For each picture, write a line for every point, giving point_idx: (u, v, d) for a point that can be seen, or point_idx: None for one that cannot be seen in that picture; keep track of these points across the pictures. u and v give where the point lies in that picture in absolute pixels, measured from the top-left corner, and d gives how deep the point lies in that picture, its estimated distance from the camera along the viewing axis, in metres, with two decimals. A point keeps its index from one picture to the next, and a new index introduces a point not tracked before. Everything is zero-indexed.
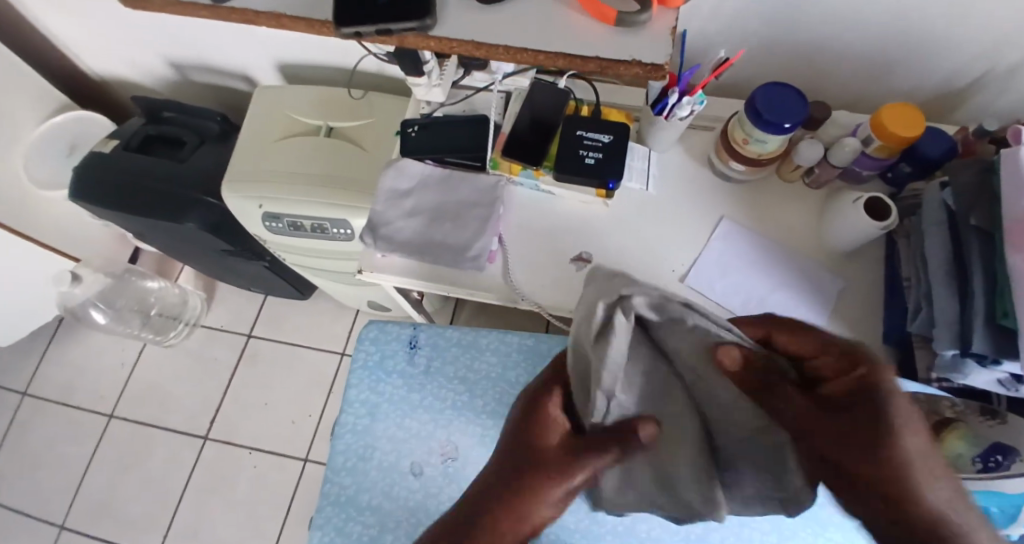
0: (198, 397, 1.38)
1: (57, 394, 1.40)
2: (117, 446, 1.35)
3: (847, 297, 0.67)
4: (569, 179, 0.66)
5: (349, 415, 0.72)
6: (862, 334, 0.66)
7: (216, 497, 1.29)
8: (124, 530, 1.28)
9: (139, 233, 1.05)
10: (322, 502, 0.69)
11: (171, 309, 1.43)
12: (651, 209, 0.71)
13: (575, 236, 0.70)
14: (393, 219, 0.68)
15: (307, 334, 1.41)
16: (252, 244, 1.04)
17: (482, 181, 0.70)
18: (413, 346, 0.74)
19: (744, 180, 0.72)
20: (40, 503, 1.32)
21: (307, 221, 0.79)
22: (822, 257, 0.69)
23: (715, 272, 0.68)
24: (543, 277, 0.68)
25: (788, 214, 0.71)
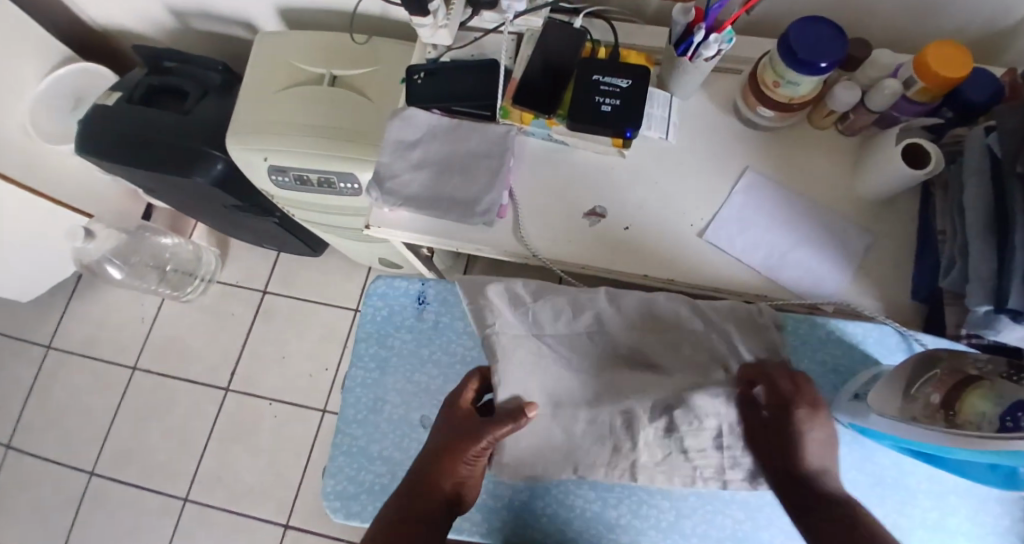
0: (218, 351, 1.40)
1: (81, 348, 1.44)
2: (142, 396, 1.39)
3: (876, 249, 0.64)
4: (583, 129, 0.63)
5: (359, 368, 0.72)
6: (890, 290, 0.63)
7: (239, 446, 1.33)
8: (153, 475, 1.33)
9: (148, 187, 1.04)
10: (334, 452, 0.69)
11: (186, 265, 1.44)
12: (671, 159, 0.68)
13: (591, 188, 0.67)
14: (400, 171, 0.66)
15: (321, 290, 1.41)
16: (260, 199, 1.03)
17: (492, 131, 0.66)
18: (423, 302, 0.72)
19: (772, 127, 0.68)
20: (72, 449, 1.37)
21: (313, 175, 0.77)
22: (852, 209, 0.65)
23: (736, 227, 0.65)
24: (556, 232, 0.65)
25: (815, 163, 0.68)
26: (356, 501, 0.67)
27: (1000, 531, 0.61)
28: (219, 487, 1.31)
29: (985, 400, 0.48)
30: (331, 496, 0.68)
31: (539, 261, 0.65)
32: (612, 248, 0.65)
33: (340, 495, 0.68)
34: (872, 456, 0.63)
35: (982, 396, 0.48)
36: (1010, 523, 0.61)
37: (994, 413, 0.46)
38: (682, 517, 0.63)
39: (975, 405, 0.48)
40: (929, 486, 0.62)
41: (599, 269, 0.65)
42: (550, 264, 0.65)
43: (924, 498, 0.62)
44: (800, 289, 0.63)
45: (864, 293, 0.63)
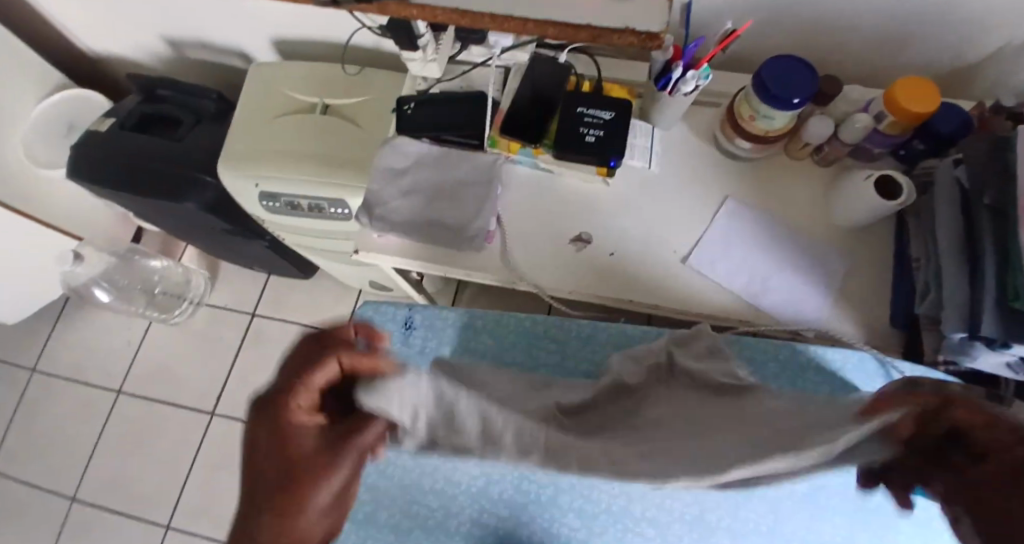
0: (204, 374, 1.39)
1: (64, 371, 1.43)
2: (126, 421, 1.37)
3: (854, 276, 0.66)
4: (569, 158, 0.64)
5: None
6: (868, 316, 0.65)
7: (224, 473, 1.31)
8: (135, 503, 1.31)
9: (139, 211, 1.04)
10: None
11: (175, 289, 1.43)
12: (655, 187, 0.70)
13: (578, 214, 0.68)
14: (388, 199, 0.67)
15: (310, 313, 1.41)
16: (252, 224, 1.03)
17: (481, 159, 0.69)
18: (410, 326, 0.72)
19: (751, 157, 0.70)
20: (51, 477, 1.35)
21: (304, 201, 0.78)
22: (829, 237, 0.68)
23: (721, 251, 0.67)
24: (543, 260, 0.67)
25: (797, 191, 0.70)
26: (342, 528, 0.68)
27: None
28: (203, 514, 1.28)
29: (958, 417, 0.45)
30: None
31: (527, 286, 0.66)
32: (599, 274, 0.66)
33: None
34: (856, 481, 0.63)
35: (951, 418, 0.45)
36: None
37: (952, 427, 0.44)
38: None
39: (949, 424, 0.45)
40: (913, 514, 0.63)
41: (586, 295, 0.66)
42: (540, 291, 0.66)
43: (906, 522, 0.63)
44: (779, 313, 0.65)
45: (843, 318, 0.65)
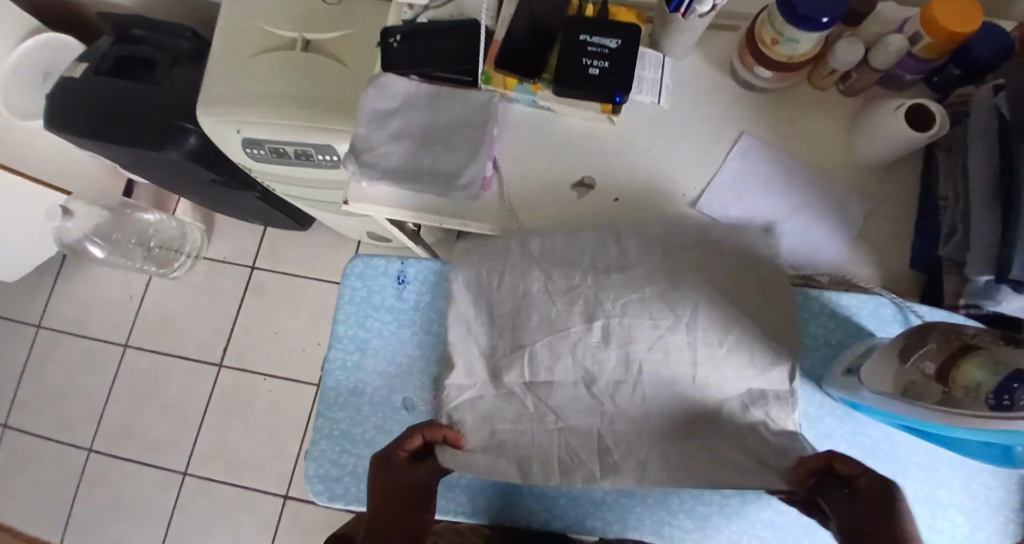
0: (209, 327, 1.39)
1: (69, 326, 1.43)
2: (135, 374, 1.38)
3: (874, 216, 0.62)
4: (570, 93, 0.59)
5: (338, 351, 0.68)
6: (888, 259, 0.62)
7: (235, 421, 1.33)
8: (150, 451, 1.34)
9: (124, 163, 1.00)
10: (315, 435, 0.66)
11: (172, 242, 1.41)
12: (664, 123, 0.64)
13: (580, 155, 0.64)
14: (377, 143, 0.62)
15: (310, 265, 1.39)
16: (241, 173, 0.99)
17: (473, 98, 0.63)
18: (403, 281, 0.69)
19: (769, 88, 0.64)
20: (68, 428, 1.37)
21: (289, 147, 0.73)
22: (851, 176, 0.63)
23: (730, 196, 0.63)
24: (545, 205, 0.63)
25: (818, 126, 0.65)
26: (340, 483, 0.65)
27: (991, 501, 0.61)
28: (218, 460, 1.31)
29: (983, 369, 0.43)
30: (314, 480, 0.65)
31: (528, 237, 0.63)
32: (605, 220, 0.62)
33: (323, 478, 0.65)
34: (863, 429, 0.62)
35: (978, 366, 0.44)
36: (1001, 493, 0.61)
37: (992, 384, 0.42)
38: (671, 493, 0.62)
39: (972, 375, 0.44)
40: (922, 460, 0.61)
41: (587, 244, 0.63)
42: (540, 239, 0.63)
43: (916, 470, 0.61)
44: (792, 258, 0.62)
45: (860, 262, 0.62)
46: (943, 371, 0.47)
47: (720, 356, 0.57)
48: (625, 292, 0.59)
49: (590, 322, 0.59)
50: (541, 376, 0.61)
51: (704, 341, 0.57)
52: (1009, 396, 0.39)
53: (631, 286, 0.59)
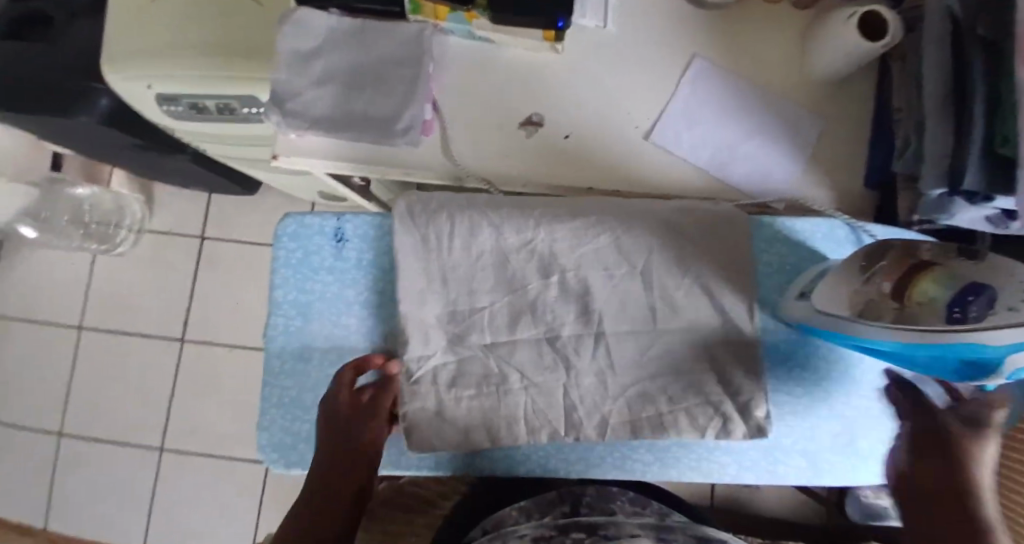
0: (164, 302, 1.33)
1: (14, 312, 1.35)
2: (92, 356, 1.33)
3: (830, 135, 0.60)
4: (508, 20, 0.54)
5: (279, 317, 0.64)
6: (844, 179, 0.60)
7: (205, 395, 1.30)
8: (121, 432, 1.31)
9: (37, 133, 0.91)
10: (265, 405, 0.64)
11: (109, 216, 1.34)
12: (611, 49, 0.60)
13: (524, 89, 0.60)
14: (300, 90, 0.56)
15: (264, 231, 1.32)
16: (168, 137, 0.91)
17: (403, 32, 0.58)
18: (341, 239, 0.65)
19: (722, 3, 0.60)
20: (30, 416, 1.33)
21: (209, 102, 0.67)
22: (807, 94, 0.61)
23: (683, 123, 0.59)
24: (491, 146, 0.59)
25: (773, 42, 0.61)
26: (295, 451, 0.63)
27: None
28: (192, 435, 1.29)
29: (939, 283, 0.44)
30: (268, 449, 0.63)
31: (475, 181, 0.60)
32: (553, 159, 0.59)
33: (278, 446, 0.63)
34: (819, 352, 0.61)
35: (933, 279, 0.44)
36: None
37: (945, 298, 0.42)
38: None
39: (926, 289, 0.44)
40: (874, 377, 0.61)
41: (535, 187, 0.60)
42: (487, 183, 0.60)
43: (870, 387, 0.61)
44: (747, 185, 0.60)
45: (817, 184, 0.60)
46: (895, 288, 0.46)
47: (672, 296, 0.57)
48: (579, 246, 0.58)
49: (546, 277, 0.58)
50: (502, 335, 0.58)
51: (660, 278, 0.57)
52: (963, 308, 0.40)
53: (586, 240, 0.58)
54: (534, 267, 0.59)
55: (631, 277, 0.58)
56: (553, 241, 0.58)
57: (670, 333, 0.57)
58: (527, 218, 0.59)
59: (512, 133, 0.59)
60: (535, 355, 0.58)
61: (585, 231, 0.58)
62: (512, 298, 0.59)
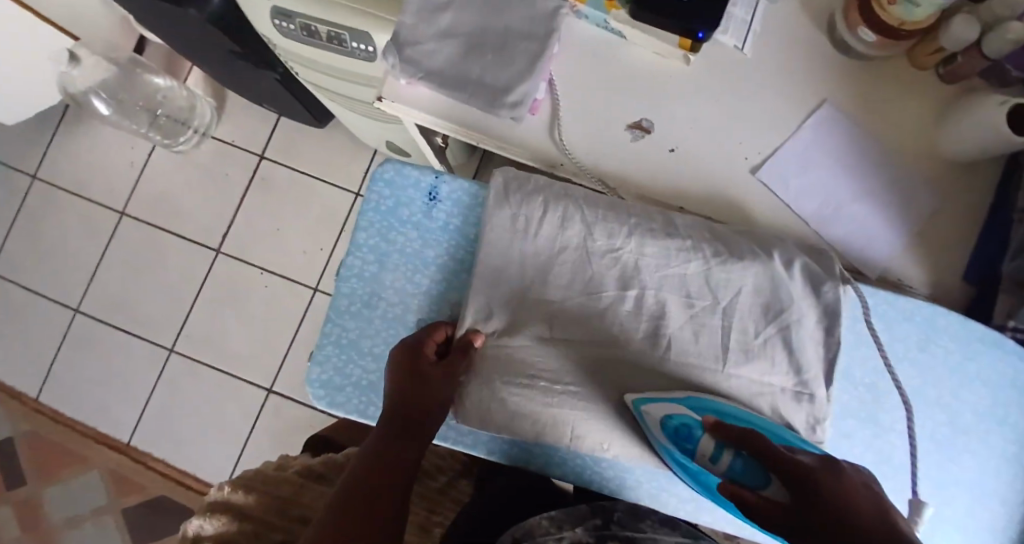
0: (210, 210, 1.34)
1: (66, 183, 1.38)
2: (129, 243, 1.35)
3: (940, 219, 0.58)
4: (647, 20, 0.52)
5: (357, 258, 0.64)
6: (943, 266, 0.58)
7: (227, 309, 1.31)
8: (139, 323, 1.33)
9: (140, 16, 0.92)
10: (322, 339, 0.64)
11: (178, 113, 1.34)
12: (741, 74, 0.58)
13: (640, 92, 0.58)
14: (424, 39, 0.55)
15: (323, 166, 1.32)
16: (263, 51, 0.91)
17: (536, 5, 0.56)
18: (434, 198, 0.64)
19: (866, 56, 0.57)
20: (58, 286, 1.35)
21: (322, 28, 0.65)
22: (929, 171, 0.58)
23: (795, 166, 0.57)
24: (597, 140, 0.58)
25: (907, 109, 0.59)
26: (342, 393, 0.63)
27: (988, 525, 0.59)
28: (206, 344, 1.31)
29: None
30: (315, 384, 0.63)
31: (582, 170, 0.59)
32: (659, 169, 0.58)
33: (326, 384, 0.63)
34: (880, 433, 0.59)
35: None
36: (1000, 520, 0.59)
37: None
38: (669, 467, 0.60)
39: None
40: (934, 474, 0.59)
41: (633, 189, 0.59)
42: (589, 173, 0.59)
43: (921, 482, 0.59)
44: (850, 247, 0.58)
45: (915, 263, 0.58)
46: None
47: (751, 344, 0.55)
48: (664, 267, 0.57)
49: (625, 290, 0.57)
50: (558, 331, 0.57)
51: (741, 321, 0.56)
52: None
53: (674, 262, 0.57)
54: (613, 276, 0.57)
55: (710, 312, 0.56)
56: (641, 255, 0.57)
57: (737, 380, 0.55)
58: (620, 224, 0.57)
59: (625, 134, 0.58)
60: (584, 361, 0.56)
61: (677, 254, 0.57)
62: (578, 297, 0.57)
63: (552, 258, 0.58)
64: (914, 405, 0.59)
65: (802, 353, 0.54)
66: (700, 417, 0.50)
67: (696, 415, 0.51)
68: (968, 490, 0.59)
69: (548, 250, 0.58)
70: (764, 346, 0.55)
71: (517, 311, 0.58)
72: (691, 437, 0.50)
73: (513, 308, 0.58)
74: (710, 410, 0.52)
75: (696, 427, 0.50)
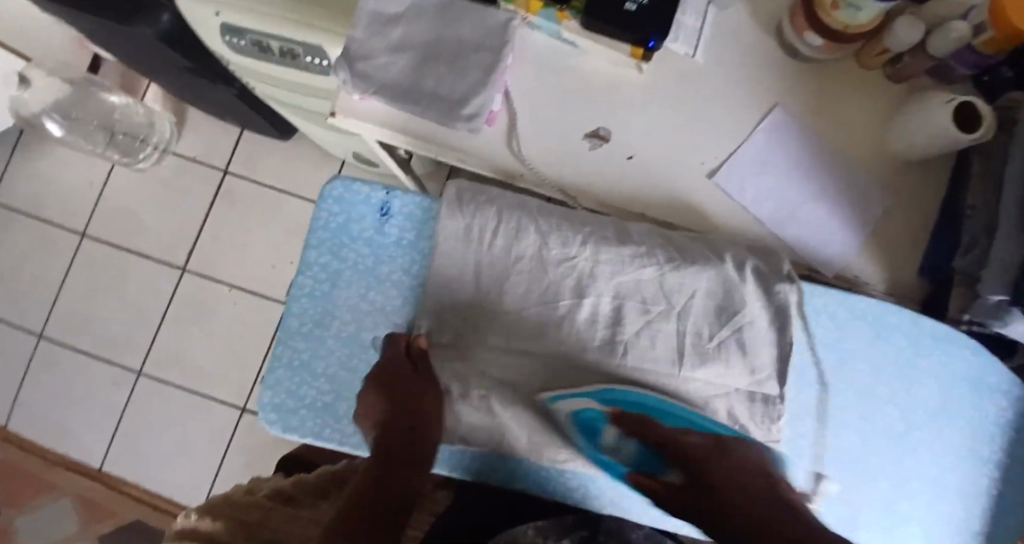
0: (174, 228, 1.31)
1: (22, 206, 1.33)
2: (91, 265, 1.31)
3: (893, 217, 0.59)
4: (598, 30, 0.52)
5: (307, 278, 0.63)
6: (898, 264, 0.59)
7: (196, 329, 1.28)
8: (104, 347, 1.29)
9: (87, 33, 0.89)
10: (274, 361, 0.62)
11: (138, 131, 1.31)
12: (695, 79, 0.58)
13: (595, 101, 0.58)
14: (376, 53, 0.54)
15: (290, 179, 1.30)
16: (218, 65, 0.89)
17: (488, 17, 0.55)
18: (386, 213, 0.63)
19: (816, 58, 0.58)
20: (17, 312, 1.31)
21: (273, 44, 0.64)
22: (880, 170, 0.59)
23: (750, 170, 0.58)
24: (554, 151, 0.58)
25: (857, 109, 0.60)
26: (295, 416, 0.62)
27: (948, 516, 0.61)
28: (176, 365, 1.28)
29: None
30: (267, 408, 0.62)
31: (541, 181, 0.58)
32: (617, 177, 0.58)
33: (277, 407, 0.62)
34: (840, 432, 0.60)
35: None
36: (959, 509, 0.61)
37: None
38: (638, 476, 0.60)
39: None
40: (894, 469, 0.60)
41: (593, 198, 0.59)
42: (547, 184, 0.58)
43: (882, 478, 0.60)
44: (805, 247, 0.59)
45: (870, 260, 0.59)
46: None
47: (705, 348, 0.56)
48: (619, 274, 0.57)
49: (580, 297, 0.57)
50: None
51: (694, 327, 0.57)
52: None
53: (629, 268, 0.56)
54: (568, 285, 0.57)
55: (666, 317, 0.57)
56: (595, 262, 0.57)
57: (691, 383, 0.56)
58: (575, 232, 0.57)
59: (580, 144, 0.58)
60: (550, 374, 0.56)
61: (632, 260, 0.56)
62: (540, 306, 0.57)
63: (514, 271, 0.58)
64: (867, 403, 0.60)
65: (753, 355, 0.56)
66: (603, 409, 0.55)
67: (599, 407, 0.55)
68: (928, 483, 0.60)
69: (510, 263, 0.58)
70: (717, 349, 0.56)
71: (483, 323, 0.59)
72: (597, 430, 0.55)
73: (478, 323, 0.59)
74: (614, 398, 0.55)
75: (600, 421, 0.55)
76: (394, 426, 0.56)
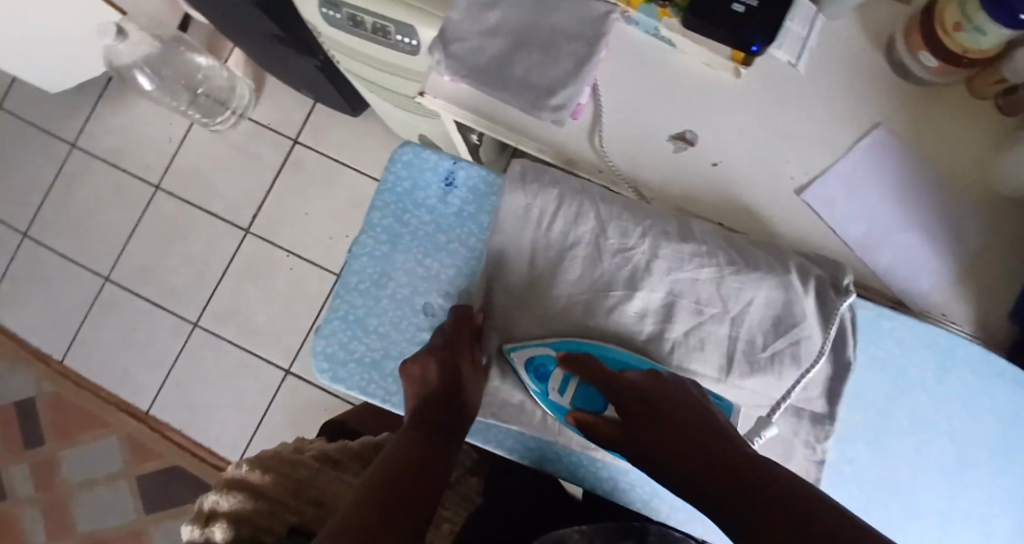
0: (241, 190, 1.36)
1: (106, 155, 1.41)
2: (162, 217, 1.37)
3: (988, 253, 0.55)
4: (700, 30, 0.51)
5: (369, 236, 0.64)
6: (986, 303, 0.55)
7: (252, 289, 1.33)
8: (165, 295, 1.35)
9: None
10: (330, 312, 0.64)
11: (219, 94, 1.35)
12: (792, 90, 0.56)
13: (683, 102, 0.57)
14: (469, 35, 0.54)
15: (355, 154, 1.33)
16: (305, 36, 0.91)
17: (586, 9, 0.55)
18: (451, 183, 0.64)
19: (927, 80, 0.55)
20: (90, 254, 1.39)
21: (368, 20, 0.65)
22: (980, 203, 0.56)
23: (843, 189, 0.56)
24: (636, 148, 0.57)
25: (963, 137, 0.56)
26: (344, 367, 0.63)
27: None
28: (230, 320, 1.33)
29: None
30: (319, 356, 0.63)
31: (617, 176, 0.58)
32: (698, 182, 0.57)
33: (329, 357, 0.63)
34: (895, 465, 0.57)
35: None
36: None
37: None
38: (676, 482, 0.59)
39: None
40: (948, 512, 0.57)
41: (669, 199, 0.58)
42: (624, 180, 0.58)
43: (932, 517, 0.57)
44: (888, 273, 0.56)
45: (956, 296, 0.56)
46: None
47: (758, 358, 0.54)
48: (677, 270, 0.55)
49: (632, 289, 0.56)
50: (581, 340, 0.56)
51: (749, 330, 0.55)
52: None
53: (688, 266, 0.55)
54: (622, 276, 0.56)
55: (719, 320, 0.55)
56: (653, 256, 0.56)
57: (740, 393, 0.55)
58: (634, 224, 0.56)
59: (662, 144, 0.57)
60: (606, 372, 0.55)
61: (691, 259, 0.55)
62: (595, 297, 0.57)
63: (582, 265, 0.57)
64: (924, 434, 0.58)
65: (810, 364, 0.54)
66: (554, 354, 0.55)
67: (552, 352, 0.55)
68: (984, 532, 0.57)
69: (577, 256, 0.58)
70: (775, 362, 0.54)
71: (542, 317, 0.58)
72: (547, 374, 0.55)
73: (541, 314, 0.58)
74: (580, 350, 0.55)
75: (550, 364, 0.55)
76: (435, 392, 0.55)
